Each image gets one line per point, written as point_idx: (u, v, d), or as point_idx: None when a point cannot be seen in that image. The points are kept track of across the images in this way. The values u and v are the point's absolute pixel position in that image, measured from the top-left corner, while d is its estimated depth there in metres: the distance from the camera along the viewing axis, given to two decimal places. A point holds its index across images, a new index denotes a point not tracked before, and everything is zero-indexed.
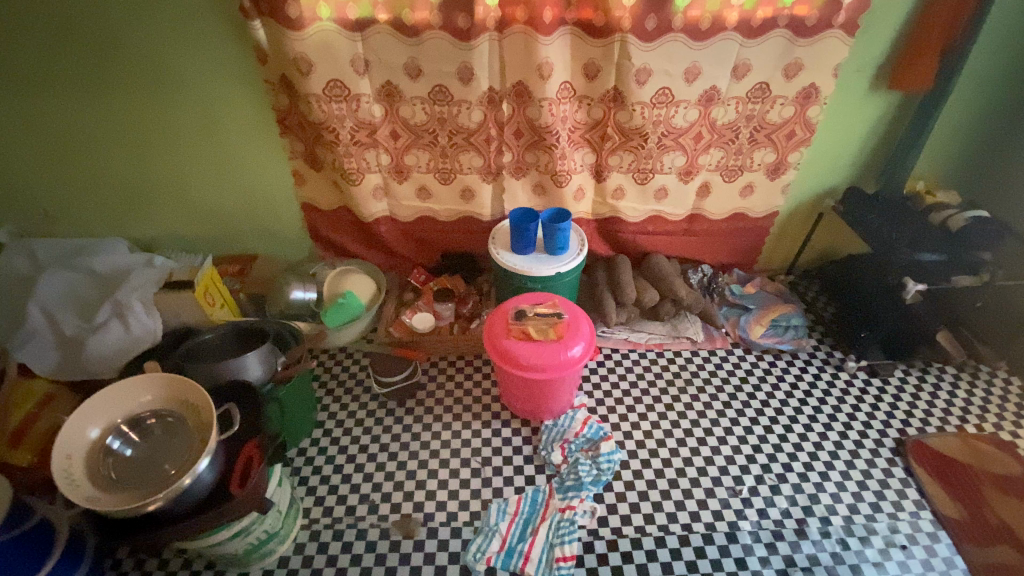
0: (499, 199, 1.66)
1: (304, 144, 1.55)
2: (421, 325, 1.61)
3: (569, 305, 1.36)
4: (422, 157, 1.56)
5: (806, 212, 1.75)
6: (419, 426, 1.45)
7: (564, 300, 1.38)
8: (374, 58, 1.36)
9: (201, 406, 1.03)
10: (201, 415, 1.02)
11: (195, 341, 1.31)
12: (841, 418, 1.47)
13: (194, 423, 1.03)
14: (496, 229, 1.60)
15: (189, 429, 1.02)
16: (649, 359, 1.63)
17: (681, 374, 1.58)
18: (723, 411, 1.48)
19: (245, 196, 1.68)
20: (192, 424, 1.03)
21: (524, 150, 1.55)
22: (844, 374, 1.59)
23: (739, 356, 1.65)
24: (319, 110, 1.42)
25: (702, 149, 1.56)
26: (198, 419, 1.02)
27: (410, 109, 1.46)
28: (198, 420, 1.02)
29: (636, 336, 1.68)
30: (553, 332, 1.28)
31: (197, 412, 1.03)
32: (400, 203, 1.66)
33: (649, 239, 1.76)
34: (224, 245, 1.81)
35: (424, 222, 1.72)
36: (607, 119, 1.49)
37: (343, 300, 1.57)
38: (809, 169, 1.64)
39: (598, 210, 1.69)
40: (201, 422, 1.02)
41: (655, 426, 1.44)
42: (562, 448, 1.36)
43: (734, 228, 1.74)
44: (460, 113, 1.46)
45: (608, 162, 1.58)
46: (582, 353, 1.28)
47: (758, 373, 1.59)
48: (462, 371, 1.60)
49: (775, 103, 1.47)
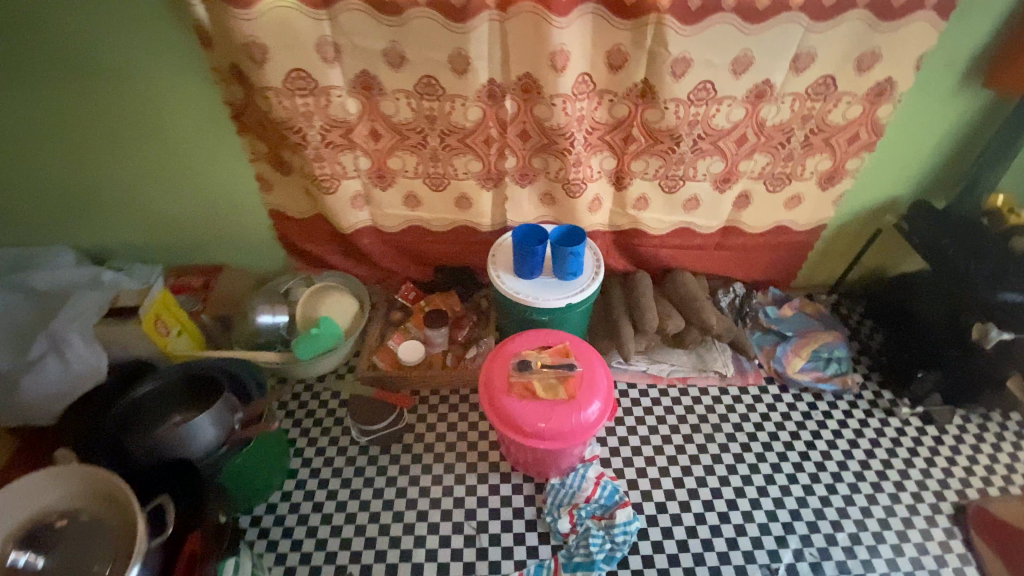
0: (501, 207, 1.41)
1: (267, 144, 1.29)
2: (409, 355, 1.40)
3: (583, 352, 1.13)
4: (409, 160, 1.30)
5: (859, 226, 1.49)
6: (406, 479, 1.27)
7: (580, 344, 1.15)
8: (345, 43, 1.09)
9: (123, 503, 0.84)
10: (120, 517, 0.84)
11: (128, 399, 1.08)
12: (892, 477, 1.28)
13: (112, 524, 0.84)
14: (497, 245, 1.35)
15: (105, 530, 0.84)
16: (671, 396, 1.43)
17: (708, 418, 1.38)
18: (756, 466, 1.29)
19: (204, 201, 1.44)
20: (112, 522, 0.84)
21: (531, 155, 1.28)
22: (896, 421, 1.38)
23: (774, 394, 1.44)
24: (279, 108, 1.16)
25: (745, 154, 1.30)
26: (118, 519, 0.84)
27: (392, 104, 1.19)
28: (117, 521, 0.84)
29: (657, 368, 1.46)
30: (563, 391, 1.06)
31: (115, 510, 0.85)
32: (384, 211, 1.41)
33: (674, 255, 1.51)
34: (184, 254, 1.57)
35: (413, 234, 1.47)
36: (633, 118, 1.22)
37: (318, 329, 1.37)
38: (869, 176, 1.38)
39: (616, 222, 1.44)
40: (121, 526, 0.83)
41: (678, 485, 1.25)
42: (570, 514, 1.17)
43: (773, 243, 1.50)
44: (453, 109, 1.19)
45: (631, 168, 1.31)
46: (597, 416, 1.06)
47: (796, 417, 1.39)
48: (456, 409, 1.40)
49: (839, 101, 1.21)
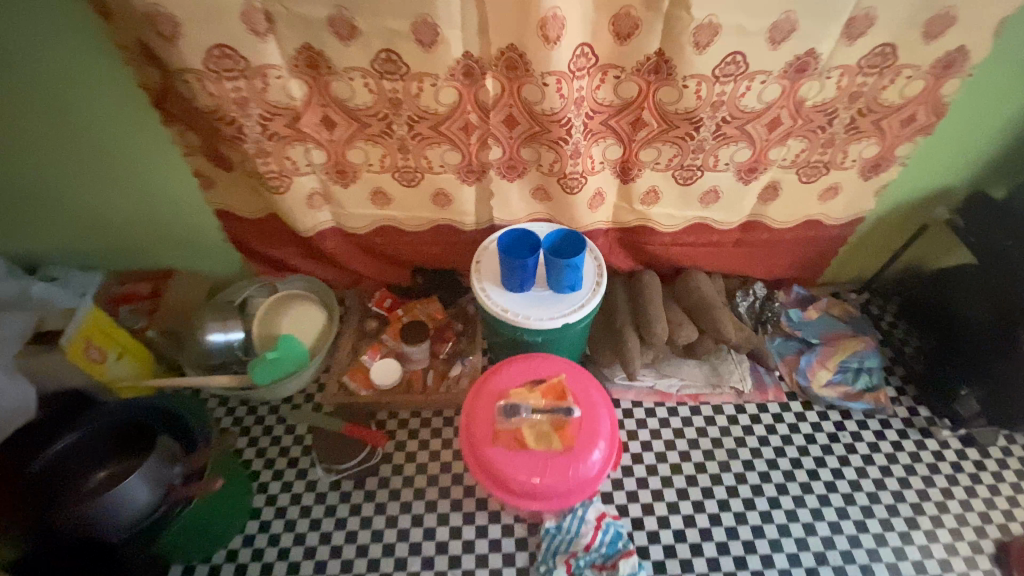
0: (486, 204, 1.19)
1: (202, 135, 1.07)
2: (383, 377, 1.23)
3: (585, 390, 0.96)
4: (372, 152, 1.07)
5: (900, 218, 1.30)
6: (384, 520, 1.13)
7: (581, 378, 0.97)
8: (280, 9, 0.85)
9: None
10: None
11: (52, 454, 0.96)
12: (928, 510, 1.14)
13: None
14: (482, 249, 1.15)
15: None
16: (681, 417, 1.27)
17: (723, 442, 1.23)
18: (776, 500, 1.15)
19: (139, 199, 1.23)
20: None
21: (519, 145, 1.06)
22: (932, 442, 1.24)
23: (797, 412, 1.28)
24: (204, 94, 0.93)
25: (777, 139, 1.08)
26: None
27: (346, 86, 0.96)
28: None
29: (666, 384, 1.29)
30: (559, 441, 0.89)
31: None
32: (348, 211, 1.19)
33: (687, 253, 1.32)
34: (124, 259, 1.37)
35: (385, 235, 1.26)
36: (644, 99, 1.00)
37: (275, 352, 1.20)
38: (918, 163, 1.18)
39: (620, 218, 1.23)
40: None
41: (690, 524, 1.11)
42: (568, 565, 1.03)
43: (801, 238, 1.31)
44: (422, 90, 0.96)
45: (639, 157, 1.10)
46: (599, 470, 0.90)
47: (821, 439, 1.24)
48: (440, 436, 1.24)
49: (897, 75, 0.99)
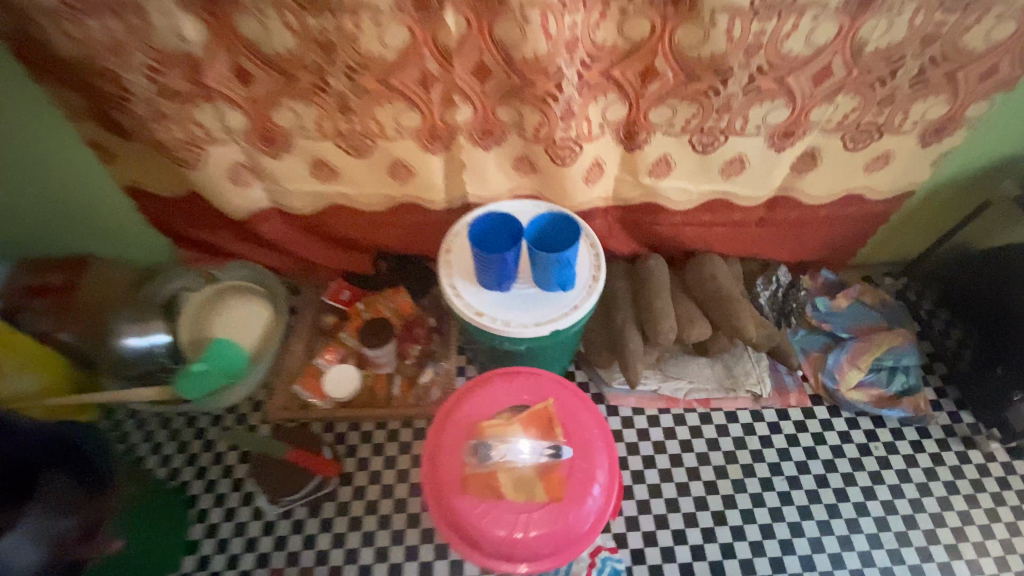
0: (457, 178, 0.96)
1: (83, 92, 0.82)
2: (338, 387, 1.03)
3: (577, 423, 0.78)
4: (306, 114, 0.83)
5: (953, 191, 1.10)
6: (342, 555, 0.97)
7: (572, 405, 0.79)
8: None
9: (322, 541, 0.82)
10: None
11: None
12: (971, 537, 0.99)
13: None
14: (452, 236, 0.93)
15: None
16: (690, 427, 1.09)
17: (737, 456, 1.06)
18: (799, 527, 0.99)
19: (27, 174, 0.99)
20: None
21: (495, 104, 0.82)
22: (975, 455, 1.08)
23: (822, 419, 1.11)
24: (59, 32, 0.71)
25: (823, 96, 0.85)
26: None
27: (259, 25, 0.71)
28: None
29: (672, 389, 1.10)
30: (543, 491, 0.72)
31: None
32: (285, 187, 0.96)
33: (701, 234, 1.10)
34: (25, 246, 1.13)
35: (335, 215, 1.03)
36: (658, 41, 0.75)
37: (205, 363, 1.00)
38: (989, 125, 0.96)
39: (623, 194, 1.01)
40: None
41: (698, 557, 0.96)
42: None
43: (836, 215, 1.10)
44: (360, 29, 0.71)
45: (649, 119, 0.86)
46: (593, 525, 0.73)
47: (850, 452, 1.07)
48: (408, 453, 1.06)
49: (989, 10, 0.75)
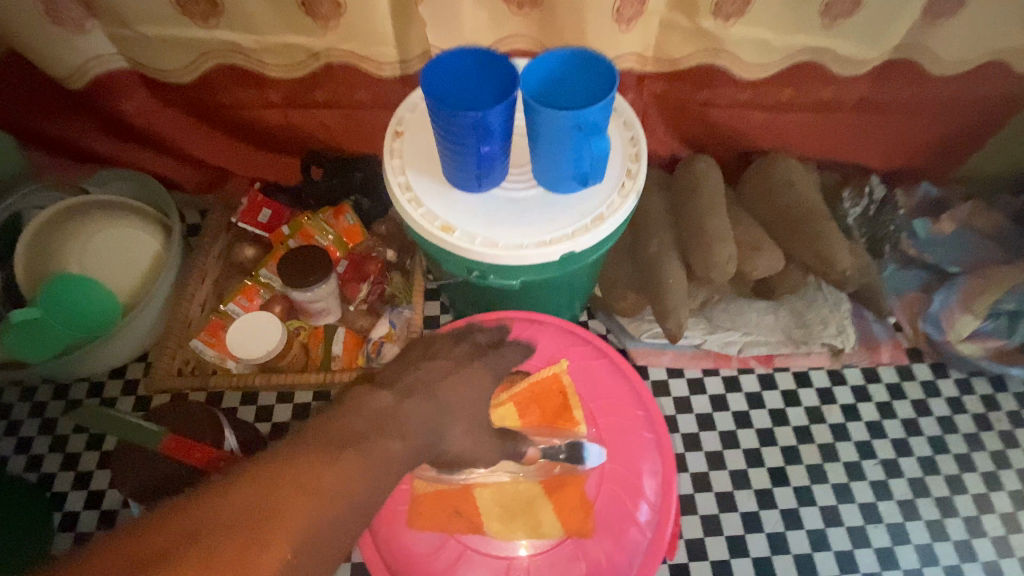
0: (414, 18, 0.61)
1: None
2: (247, 347, 0.69)
3: (603, 414, 0.58)
4: None
5: None
6: None
7: (599, 373, 0.60)
8: None
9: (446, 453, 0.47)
10: (385, 462, 0.39)
11: None
12: None
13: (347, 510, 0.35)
14: (406, 111, 0.60)
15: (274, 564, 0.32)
16: (747, 394, 0.79)
17: (812, 433, 0.77)
18: (900, 530, 0.71)
19: None
20: (264, 528, 0.32)
21: None
22: None
23: (924, 381, 0.81)
24: None
25: None
26: (373, 472, 0.37)
27: None
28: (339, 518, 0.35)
29: (724, 343, 0.80)
30: (552, 514, 0.54)
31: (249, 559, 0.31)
32: (142, 35, 0.64)
33: (770, 123, 0.77)
34: None
35: (231, 84, 0.70)
36: None
37: (44, 311, 0.68)
38: None
39: (666, 51, 0.67)
40: (437, 426, 0.45)
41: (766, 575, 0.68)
42: None
43: (964, 95, 0.77)
44: None
45: None
46: (640, 560, 0.52)
47: (965, 426, 0.78)
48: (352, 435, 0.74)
49: None
